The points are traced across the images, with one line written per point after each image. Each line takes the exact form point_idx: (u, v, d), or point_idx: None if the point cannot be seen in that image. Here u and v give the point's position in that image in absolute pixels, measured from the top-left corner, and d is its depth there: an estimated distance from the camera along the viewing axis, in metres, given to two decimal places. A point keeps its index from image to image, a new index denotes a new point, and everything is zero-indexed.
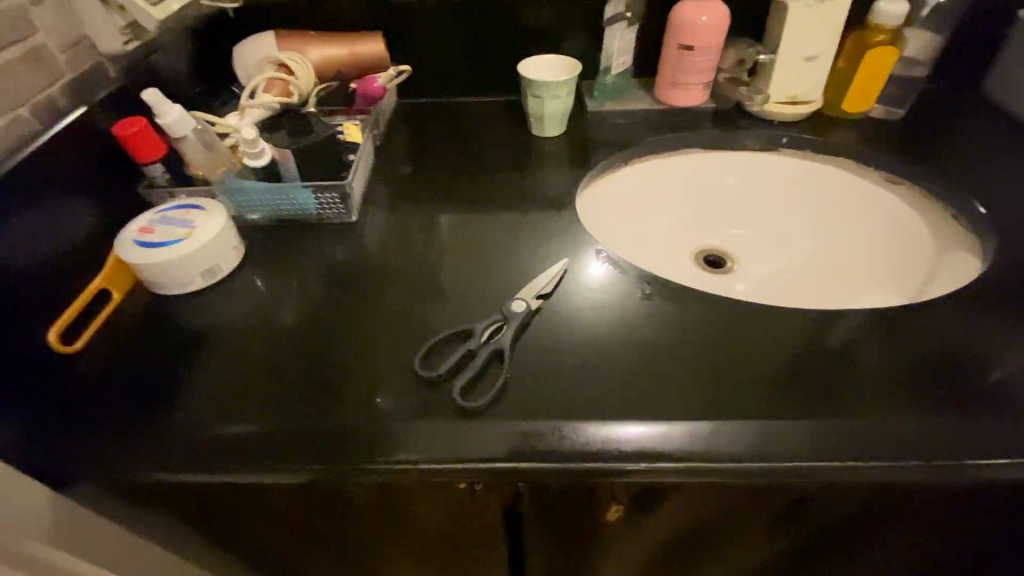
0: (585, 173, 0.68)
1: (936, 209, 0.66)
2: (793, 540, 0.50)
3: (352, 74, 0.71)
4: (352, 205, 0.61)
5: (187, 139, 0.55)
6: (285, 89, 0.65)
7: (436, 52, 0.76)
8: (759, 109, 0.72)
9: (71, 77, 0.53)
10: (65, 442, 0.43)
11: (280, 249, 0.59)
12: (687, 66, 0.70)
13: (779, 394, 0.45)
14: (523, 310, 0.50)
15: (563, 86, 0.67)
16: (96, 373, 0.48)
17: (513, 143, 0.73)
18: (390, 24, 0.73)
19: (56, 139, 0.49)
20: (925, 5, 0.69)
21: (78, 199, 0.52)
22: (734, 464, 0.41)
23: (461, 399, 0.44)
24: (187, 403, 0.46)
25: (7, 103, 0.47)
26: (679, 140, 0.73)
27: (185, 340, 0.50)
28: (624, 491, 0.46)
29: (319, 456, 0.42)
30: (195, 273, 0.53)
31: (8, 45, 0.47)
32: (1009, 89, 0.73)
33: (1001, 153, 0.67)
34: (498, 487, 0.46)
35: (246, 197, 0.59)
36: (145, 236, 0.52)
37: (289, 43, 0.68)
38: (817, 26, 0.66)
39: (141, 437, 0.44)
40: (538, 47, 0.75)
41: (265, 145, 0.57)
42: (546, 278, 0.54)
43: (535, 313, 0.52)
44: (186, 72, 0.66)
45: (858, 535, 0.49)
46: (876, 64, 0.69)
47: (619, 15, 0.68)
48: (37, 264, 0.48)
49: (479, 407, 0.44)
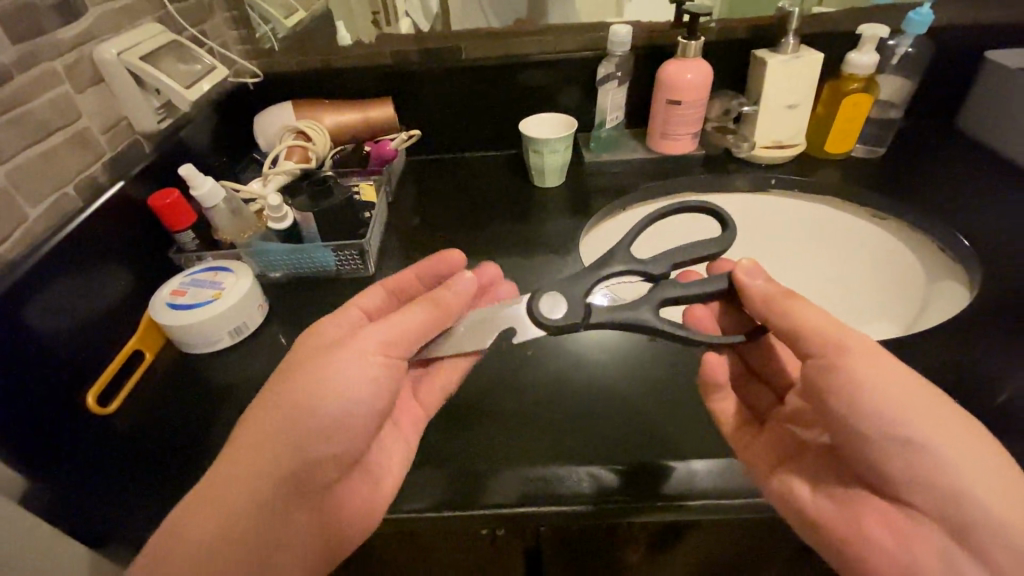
0: (586, 219, 0.72)
1: (923, 242, 0.69)
2: (815, 563, 0.51)
3: (365, 136, 0.77)
4: (368, 259, 0.64)
5: (217, 209, 0.60)
6: (304, 154, 0.71)
7: (442, 112, 0.81)
8: (746, 154, 0.77)
9: (109, 156, 0.58)
10: (103, 502, 0.45)
11: (300, 304, 0.62)
12: (676, 119, 0.74)
13: (789, 429, 0.47)
14: (561, 316, 0.45)
15: (561, 142, 0.72)
16: (131, 434, 0.50)
17: (516, 193, 0.78)
18: (397, 89, 0.79)
19: (96, 213, 0.53)
20: (893, 56, 0.75)
21: (114, 267, 0.55)
22: (747, 500, 0.43)
23: (490, 467, 0.45)
24: (218, 458, 0.47)
25: (55, 184, 0.51)
26: (673, 185, 0.77)
27: (211, 397, 0.52)
28: (642, 532, 0.47)
29: None
30: (223, 332, 0.56)
31: (57, 131, 0.52)
32: (982, 123, 0.77)
33: (976, 187, 0.71)
34: (520, 533, 0.47)
35: (270, 258, 0.62)
36: (176, 299, 0.56)
37: (306, 112, 0.74)
38: (794, 79, 0.72)
39: (174, 495, 0.45)
40: (536, 104, 0.80)
41: (287, 210, 0.62)
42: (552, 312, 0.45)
43: (580, 324, 0.45)
44: (212, 142, 0.71)
45: None
46: (852, 109, 0.74)
47: (610, 76, 0.73)
48: (78, 330, 0.51)
49: (499, 508, 0.43)
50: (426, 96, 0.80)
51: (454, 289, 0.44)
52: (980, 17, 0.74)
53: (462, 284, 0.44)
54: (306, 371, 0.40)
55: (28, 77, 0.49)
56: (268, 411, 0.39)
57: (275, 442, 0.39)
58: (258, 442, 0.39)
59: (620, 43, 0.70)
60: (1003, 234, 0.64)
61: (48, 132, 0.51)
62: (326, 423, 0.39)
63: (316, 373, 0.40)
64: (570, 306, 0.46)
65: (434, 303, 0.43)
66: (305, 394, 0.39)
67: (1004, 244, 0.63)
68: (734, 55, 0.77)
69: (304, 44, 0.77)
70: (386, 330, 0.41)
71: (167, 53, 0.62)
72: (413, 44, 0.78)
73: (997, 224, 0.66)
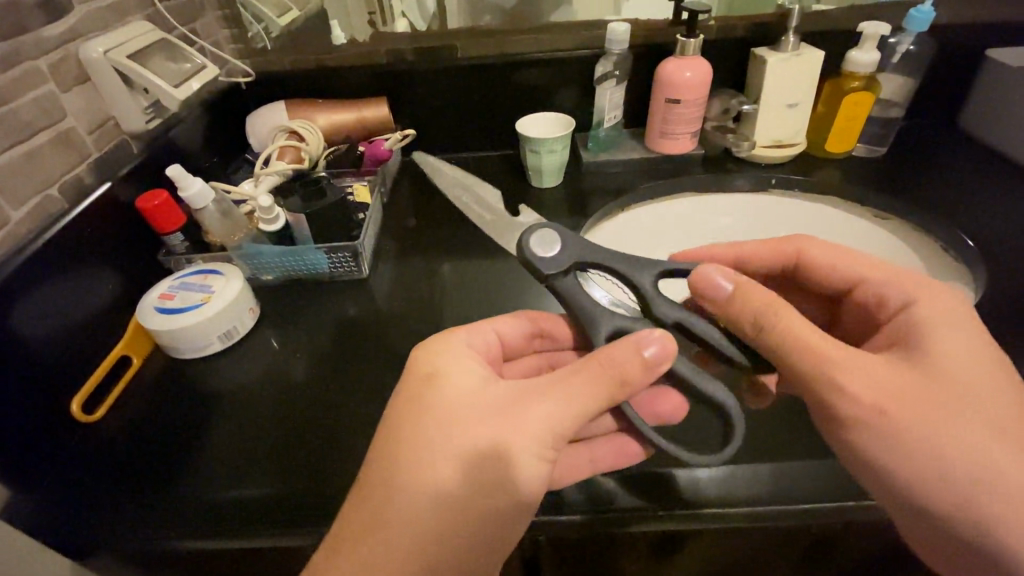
0: (584, 220, 0.70)
1: (927, 243, 0.68)
2: (820, 567, 0.50)
3: (359, 136, 0.76)
4: (363, 261, 0.63)
5: (207, 210, 0.59)
6: (297, 155, 0.70)
7: (438, 112, 0.80)
8: (746, 154, 0.76)
9: (96, 156, 0.57)
10: (86, 510, 0.44)
11: (293, 306, 0.61)
12: (675, 118, 0.73)
13: (794, 433, 0.46)
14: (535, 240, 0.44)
15: (559, 141, 0.71)
16: (116, 440, 0.49)
17: (513, 193, 0.76)
18: (391, 89, 0.77)
19: (81, 215, 0.52)
20: (895, 53, 0.73)
21: (99, 269, 0.54)
22: (752, 507, 0.41)
23: None
24: (205, 464, 0.46)
25: (39, 185, 0.50)
26: (672, 185, 0.76)
27: (199, 403, 0.51)
28: (643, 541, 0.45)
29: (324, 522, 0.41)
30: (214, 336, 0.54)
31: (40, 131, 0.51)
32: (983, 122, 0.77)
33: (976, 186, 0.71)
34: (519, 543, 0.45)
35: (262, 260, 0.61)
36: (165, 302, 0.55)
37: (298, 112, 0.73)
38: (795, 78, 0.71)
39: (161, 503, 0.43)
40: (532, 103, 0.79)
41: (280, 211, 0.60)
42: (544, 246, 0.43)
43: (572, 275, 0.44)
44: (204, 143, 0.70)
45: (876, 559, 0.49)
46: (854, 108, 0.72)
47: (608, 74, 0.72)
48: (62, 334, 0.49)
49: None
50: (422, 95, 0.78)
51: (634, 366, 0.36)
52: (982, 14, 0.73)
53: (658, 368, 0.37)
54: (415, 453, 0.36)
55: (11, 75, 0.48)
56: (389, 510, 0.35)
57: (503, 501, 0.36)
58: (389, 521, 0.34)
59: (618, 41, 0.69)
60: (1007, 234, 0.64)
61: (31, 133, 0.50)
62: (436, 515, 0.35)
63: (523, 440, 0.35)
64: (563, 253, 0.44)
65: (610, 377, 0.36)
66: (454, 467, 0.35)
67: (1008, 245, 0.62)
68: (734, 54, 0.76)
69: (297, 43, 0.76)
70: (575, 408, 0.36)
71: (156, 52, 0.61)
72: (408, 43, 0.76)
73: (999, 224, 0.65)
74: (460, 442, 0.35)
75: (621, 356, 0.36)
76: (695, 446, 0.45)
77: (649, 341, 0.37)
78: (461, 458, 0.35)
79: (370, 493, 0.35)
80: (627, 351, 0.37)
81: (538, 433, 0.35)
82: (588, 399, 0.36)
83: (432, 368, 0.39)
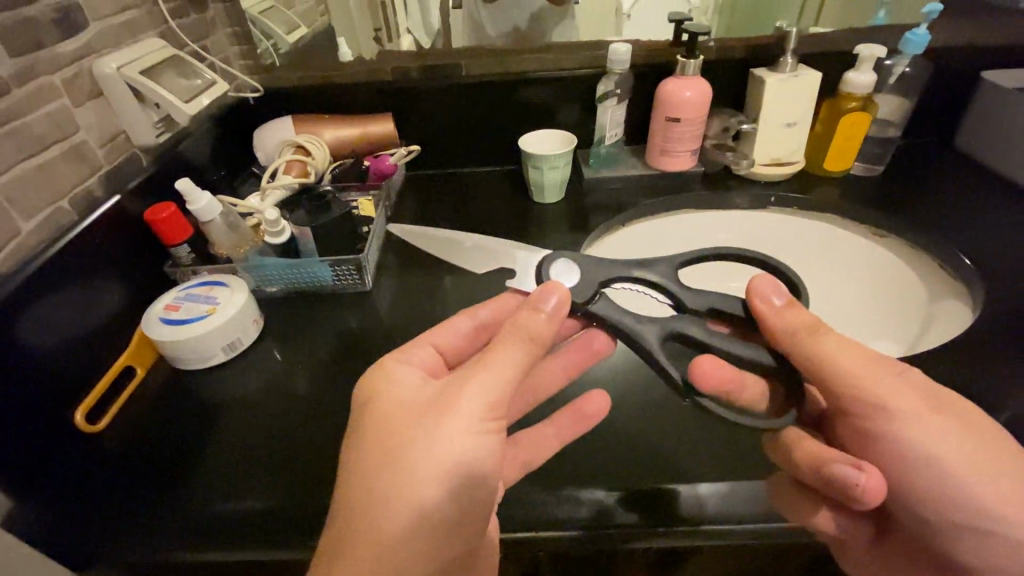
0: (585, 236, 0.71)
1: (925, 261, 0.69)
2: None
3: (364, 151, 0.77)
4: (366, 274, 0.63)
5: (214, 222, 0.60)
6: (303, 169, 0.71)
7: (442, 128, 0.81)
8: (745, 172, 0.77)
9: (106, 169, 0.58)
10: (87, 521, 0.44)
11: (296, 318, 0.61)
12: (675, 136, 0.74)
13: None
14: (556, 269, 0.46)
15: (561, 158, 0.72)
16: (117, 451, 0.49)
17: (515, 208, 0.77)
18: (396, 105, 0.79)
19: (91, 226, 0.53)
20: (891, 74, 0.75)
21: (107, 280, 0.55)
22: (752, 524, 0.42)
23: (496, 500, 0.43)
24: (205, 474, 0.46)
25: (50, 197, 0.51)
26: (673, 201, 0.77)
27: (201, 414, 0.51)
28: (644, 557, 0.45)
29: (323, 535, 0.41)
30: (217, 347, 0.55)
31: (53, 145, 0.52)
32: (980, 141, 0.78)
33: (972, 205, 0.72)
34: (518, 559, 0.45)
35: (266, 272, 0.62)
36: (170, 313, 0.55)
37: (305, 127, 0.75)
38: (793, 99, 0.72)
39: (161, 514, 0.44)
40: (534, 120, 0.81)
41: (286, 224, 0.61)
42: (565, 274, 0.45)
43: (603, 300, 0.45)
44: (211, 157, 0.71)
45: None
46: (851, 128, 0.74)
47: (610, 93, 0.73)
48: (68, 344, 0.50)
49: (510, 533, 0.42)
50: (427, 112, 0.80)
51: (544, 325, 0.38)
52: (977, 38, 0.75)
53: (563, 315, 0.38)
54: (387, 479, 0.35)
55: (27, 90, 0.49)
56: (373, 529, 0.34)
57: (481, 484, 0.36)
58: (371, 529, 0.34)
59: (619, 62, 0.70)
60: (1004, 252, 0.64)
61: (44, 145, 0.51)
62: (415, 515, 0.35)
63: (466, 416, 0.36)
64: (581, 280, 0.44)
65: (525, 342, 0.37)
66: (432, 480, 0.35)
67: (1005, 263, 0.63)
68: (733, 74, 0.77)
69: (305, 60, 0.77)
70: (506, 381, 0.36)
71: (168, 68, 0.62)
72: (414, 61, 0.78)
73: (997, 242, 0.65)
74: (425, 452, 0.35)
75: (527, 319, 0.38)
76: (694, 462, 0.45)
77: (548, 296, 0.38)
78: (434, 461, 0.35)
79: (349, 504, 0.35)
80: (531, 314, 0.38)
81: (475, 408, 0.36)
82: (513, 368, 0.37)
83: (367, 391, 0.39)
